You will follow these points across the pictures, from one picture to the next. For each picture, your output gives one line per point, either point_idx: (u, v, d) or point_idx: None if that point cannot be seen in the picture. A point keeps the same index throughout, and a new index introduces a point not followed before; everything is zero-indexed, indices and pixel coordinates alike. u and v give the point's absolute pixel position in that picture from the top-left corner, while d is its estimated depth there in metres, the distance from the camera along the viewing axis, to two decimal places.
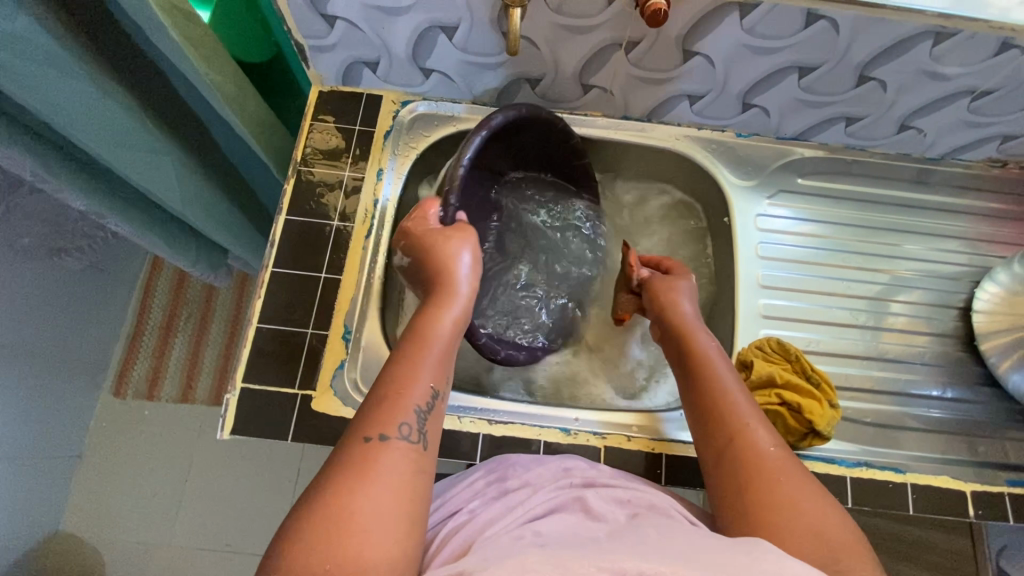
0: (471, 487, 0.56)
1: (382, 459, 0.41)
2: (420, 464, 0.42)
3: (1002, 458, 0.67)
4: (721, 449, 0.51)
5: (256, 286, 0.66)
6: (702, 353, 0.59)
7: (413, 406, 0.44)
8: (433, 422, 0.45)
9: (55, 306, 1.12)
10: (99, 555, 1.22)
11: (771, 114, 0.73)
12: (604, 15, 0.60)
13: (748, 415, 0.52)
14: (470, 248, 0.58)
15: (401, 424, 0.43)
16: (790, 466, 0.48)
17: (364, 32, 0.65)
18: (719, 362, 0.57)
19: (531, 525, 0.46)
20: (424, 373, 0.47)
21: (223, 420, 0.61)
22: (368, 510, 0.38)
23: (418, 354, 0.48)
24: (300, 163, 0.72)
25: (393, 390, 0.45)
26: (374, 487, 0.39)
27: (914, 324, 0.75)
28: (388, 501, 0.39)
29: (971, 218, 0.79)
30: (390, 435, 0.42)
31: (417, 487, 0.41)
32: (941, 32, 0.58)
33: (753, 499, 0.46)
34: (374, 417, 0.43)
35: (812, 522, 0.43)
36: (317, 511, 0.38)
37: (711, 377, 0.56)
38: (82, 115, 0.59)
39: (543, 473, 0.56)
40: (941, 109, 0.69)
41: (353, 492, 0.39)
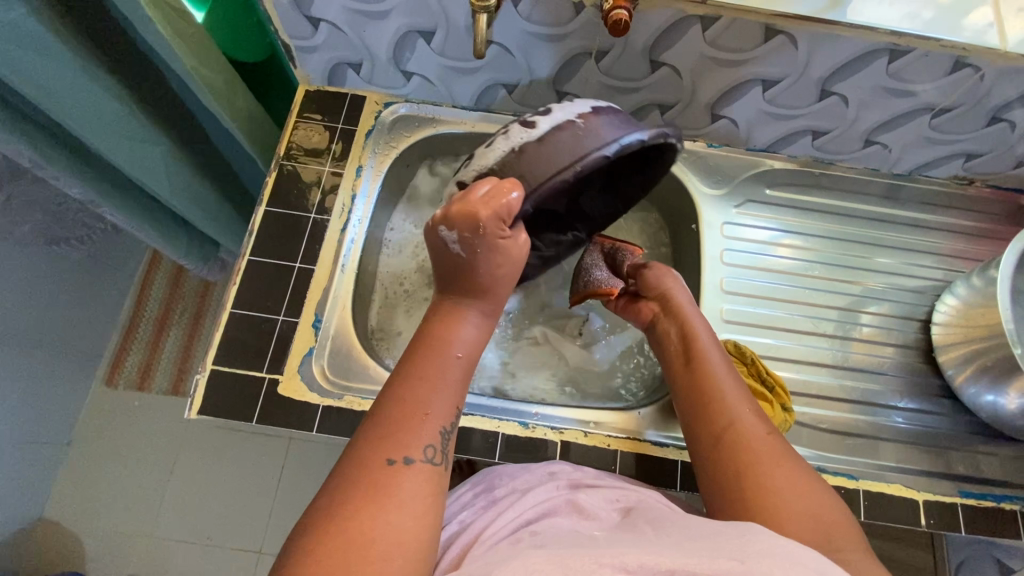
0: (461, 501, 0.58)
1: (406, 481, 0.42)
2: (438, 487, 0.44)
3: (960, 470, 0.68)
4: (718, 437, 0.52)
5: (233, 273, 0.69)
6: (700, 345, 0.60)
7: (437, 428, 0.45)
8: (452, 443, 0.47)
9: (51, 293, 1.15)
10: (78, 542, 1.23)
11: (740, 126, 0.76)
12: (573, 24, 0.62)
13: (745, 407, 0.54)
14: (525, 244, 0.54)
15: (425, 446, 0.44)
16: (784, 455, 0.50)
17: (347, 34, 0.68)
18: (715, 355, 0.59)
19: (526, 528, 0.48)
20: (446, 390, 0.47)
21: (191, 400, 0.63)
22: (390, 539, 0.39)
23: (441, 367, 0.48)
24: (283, 157, 0.75)
25: (419, 411, 0.45)
26: (396, 512, 0.40)
27: (880, 335, 0.76)
28: (412, 528, 0.40)
29: (940, 234, 0.80)
30: (414, 457, 0.43)
31: (434, 508, 0.43)
32: (895, 49, 0.60)
33: (752, 485, 0.47)
34: (400, 437, 0.44)
35: (807, 508, 0.45)
36: (337, 537, 0.38)
37: (710, 369, 0.58)
38: (74, 103, 0.62)
39: (529, 478, 0.58)
40: (903, 125, 0.71)
41: (376, 522, 0.39)
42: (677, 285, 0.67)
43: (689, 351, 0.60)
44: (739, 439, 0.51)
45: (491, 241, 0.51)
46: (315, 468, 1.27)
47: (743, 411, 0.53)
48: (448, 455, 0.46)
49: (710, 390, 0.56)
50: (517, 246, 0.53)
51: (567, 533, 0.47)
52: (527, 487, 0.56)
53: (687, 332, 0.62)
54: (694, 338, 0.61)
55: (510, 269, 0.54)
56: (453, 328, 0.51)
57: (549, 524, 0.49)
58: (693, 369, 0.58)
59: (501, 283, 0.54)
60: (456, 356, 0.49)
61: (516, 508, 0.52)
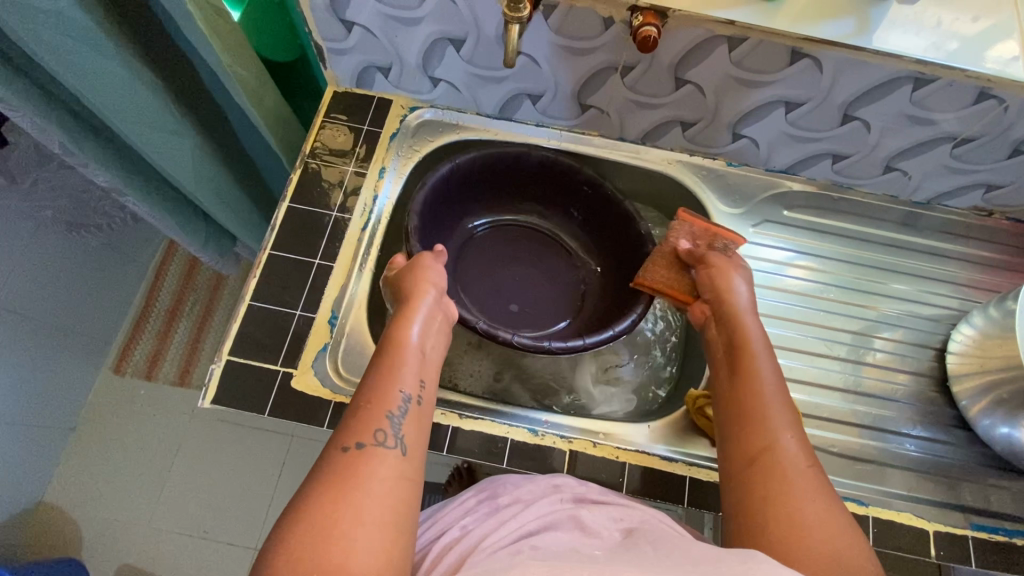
0: (462, 506, 0.57)
1: (356, 464, 0.43)
2: (394, 468, 0.43)
3: (971, 502, 0.67)
4: (749, 452, 0.51)
5: (253, 266, 0.70)
6: (750, 354, 0.58)
7: (385, 412, 0.46)
8: (409, 425, 0.47)
9: (67, 277, 1.16)
10: (76, 528, 1.23)
11: (760, 146, 0.76)
12: (601, 39, 0.64)
13: (788, 427, 0.52)
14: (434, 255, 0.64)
15: (376, 430, 0.45)
16: (816, 482, 0.48)
17: (379, 38, 0.70)
18: (765, 366, 0.57)
19: (527, 541, 0.48)
20: (393, 378, 0.49)
21: (205, 390, 0.64)
22: (341, 516, 0.39)
23: (391, 360, 0.51)
24: (308, 155, 0.76)
25: (366, 400, 0.47)
26: (350, 494, 0.41)
27: (893, 362, 0.75)
28: (360, 505, 0.40)
29: (958, 263, 0.80)
30: (366, 442, 0.44)
31: (393, 491, 0.42)
32: (920, 78, 0.61)
33: (772, 508, 0.47)
34: (352, 425, 0.45)
35: (826, 540, 0.44)
36: (293, 520, 0.39)
37: (760, 381, 0.55)
38: (110, 92, 0.64)
39: (533, 489, 0.57)
40: (924, 153, 0.71)
41: (329, 502, 0.40)
42: (735, 289, 0.65)
43: (740, 357, 0.58)
44: (773, 457, 0.50)
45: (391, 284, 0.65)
46: None
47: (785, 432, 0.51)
48: (403, 437, 0.45)
49: (755, 402, 0.54)
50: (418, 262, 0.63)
51: (571, 548, 0.47)
52: (530, 498, 0.55)
53: (740, 339, 0.60)
54: (744, 346, 0.59)
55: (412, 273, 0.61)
56: (402, 329, 0.54)
57: (550, 539, 0.48)
58: (738, 378, 0.57)
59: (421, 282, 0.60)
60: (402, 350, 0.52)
61: (519, 519, 0.52)
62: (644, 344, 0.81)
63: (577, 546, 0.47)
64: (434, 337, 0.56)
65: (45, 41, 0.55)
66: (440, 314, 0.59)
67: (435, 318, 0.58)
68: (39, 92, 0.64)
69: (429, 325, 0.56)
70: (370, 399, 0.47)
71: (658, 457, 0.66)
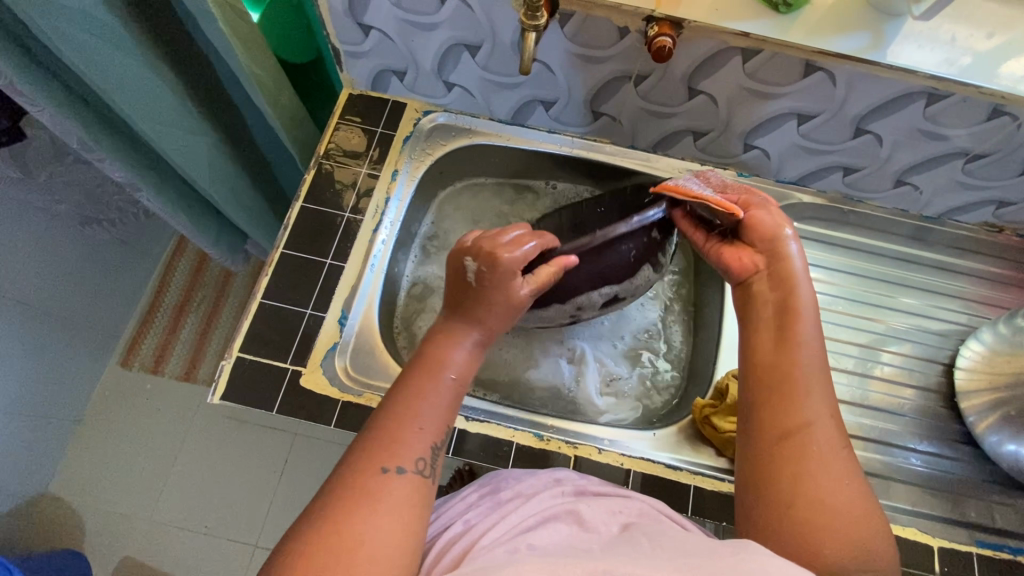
0: (465, 501, 0.57)
1: (394, 488, 0.42)
2: (427, 498, 0.44)
3: (976, 518, 0.67)
4: (792, 441, 0.46)
5: (265, 265, 0.71)
6: (796, 322, 0.51)
7: (429, 442, 0.45)
8: (442, 456, 0.47)
9: (79, 270, 1.18)
10: (78, 520, 1.23)
11: (771, 157, 0.76)
12: (616, 47, 0.64)
13: (827, 406, 0.47)
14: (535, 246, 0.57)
15: (417, 458, 0.44)
16: (849, 476, 0.45)
17: (395, 42, 0.71)
18: (812, 336, 0.50)
19: (524, 538, 0.47)
20: (439, 404, 0.48)
21: (215, 386, 0.65)
22: (377, 546, 0.39)
23: (436, 382, 0.49)
24: (322, 156, 0.77)
25: (409, 422, 0.46)
26: (382, 519, 0.40)
27: (900, 376, 0.75)
28: (395, 537, 0.40)
29: (967, 279, 0.80)
30: (405, 467, 0.43)
31: (419, 521, 0.42)
32: (933, 93, 0.61)
33: (806, 501, 0.43)
34: (393, 445, 0.44)
35: (853, 536, 0.42)
36: (322, 539, 0.39)
37: (805, 354, 0.49)
38: (132, 90, 0.65)
39: (534, 483, 0.58)
40: (936, 168, 0.71)
41: (364, 529, 0.39)
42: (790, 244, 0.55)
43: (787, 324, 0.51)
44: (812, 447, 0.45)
45: (471, 296, 0.54)
46: (318, 466, 1.27)
47: (823, 412, 0.47)
48: (437, 468, 0.46)
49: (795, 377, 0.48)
50: (509, 297, 0.55)
51: (566, 543, 0.47)
52: (532, 492, 0.55)
53: (788, 300, 0.52)
54: (793, 310, 0.51)
55: (498, 315, 0.54)
56: (449, 347, 0.51)
57: (547, 537, 0.48)
58: (783, 346, 0.50)
59: (492, 314, 0.54)
60: (443, 370, 0.49)
61: (520, 512, 0.52)
62: (646, 354, 0.82)
63: (573, 541, 0.47)
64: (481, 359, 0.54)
65: (69, 38, 0.56)
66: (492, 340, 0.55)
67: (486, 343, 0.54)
68: (61, 88, 0.65)
69: (481, 344, 0.53)
70: (417, 419, 0.46)
71: (662, 465, 0.66)
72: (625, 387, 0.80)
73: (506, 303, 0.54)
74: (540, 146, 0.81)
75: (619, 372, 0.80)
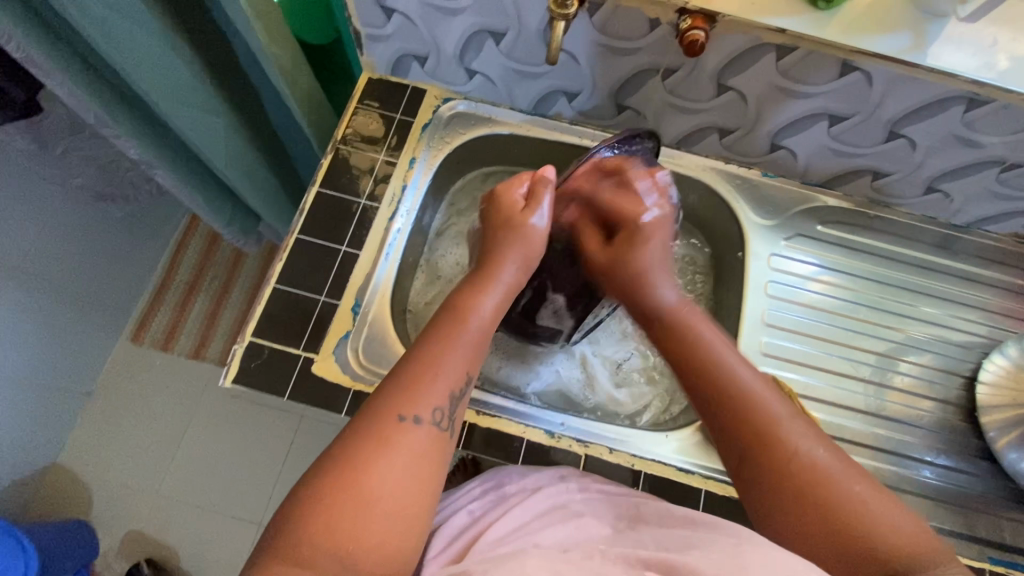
0: (469, 495, 0.57)
1: (412, 439, 0.43)
2: (443, 451, 0.45)
3: (991, 535, 0.66)
4: (763, 470, 0.45)
5: (280, 249, 0.70)
6: (707, 342, 0.53)
7: (447, 390, 0.47)
8: (460, 409, 0.48)
9: (91, 244, 1.18)
10: (87, 491, 1.25)
11: (799, 158, 0.74)
12: (646, 40, 0.62)
13: (773, 406, 0.47)
14: (516, 190, 0.61)
15: (434, 408, 0.45)
16: (833, 462, 0.45)
17: (418, 27, 0.69)
18: (728, 354, 0.52)
19: (533, 538, 0.47)
20: (459, 353, 0.49)
21: (228, 368, 0.65)
22: (391, 501, 0.40)
23: (458, 330, 0.50)
24: (339, 141, 0.76)
25: (430, 370, 0.47)
26: (395, 469, 0.41)
27: (918, 386, 0.74)
28: (411, 489, 0.41)
29: (993, 290, 0.78)
30: (422, 417, 0.44)
31: (431, 472, 0.43)
32: (973, 99, 0.59)
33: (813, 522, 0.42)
34: (412, 396, 0.45)
35: (871, 519, 0.41)
36: (337, 488, 0.39)
37: (733, 376, 0.50)
38: (151, 69, 0.64)
39: (538, 479, 0.57)
40: (969, 176, 0.69)
41: (378, 481, 0.40)
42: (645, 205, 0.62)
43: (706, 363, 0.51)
44: (788, 456, 0.45)
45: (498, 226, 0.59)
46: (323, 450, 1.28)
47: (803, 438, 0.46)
48: (454, 420, 0.46)
49: (761, 423, 0.47)
50: (524, 217, 0.59)
51: (573, 539, 0.47)
52: (537, 486, 0.56)
53: (683, 323, 0.55)
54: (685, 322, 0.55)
55: (511, 233, 0.58)
56: (475, 299, 0.53)
57: (551, 536, 0.47)
58: (712, 387, 0.50)
59: (506, 245, 0.57)
60: (468, 320, 0.51)
61: (524, 506, 0.52)
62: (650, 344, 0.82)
63: (577, 536, 0.47)
64: (508, 305, 0.56)
65: (92, 13, 0.55)
66: (517, 288, 0.57)
67: (515, 288, 0.57)
68: (78, 62, 0.64)
69: (505, 292, 0.55)
70: (438, 372, 0.47)
71: (673, 466, 0.65)
72: (633, 371, 0.80)
73: (520, 218, 0.58)
74: (561, 137, 0.79)
75: (619, 357, 0.81)
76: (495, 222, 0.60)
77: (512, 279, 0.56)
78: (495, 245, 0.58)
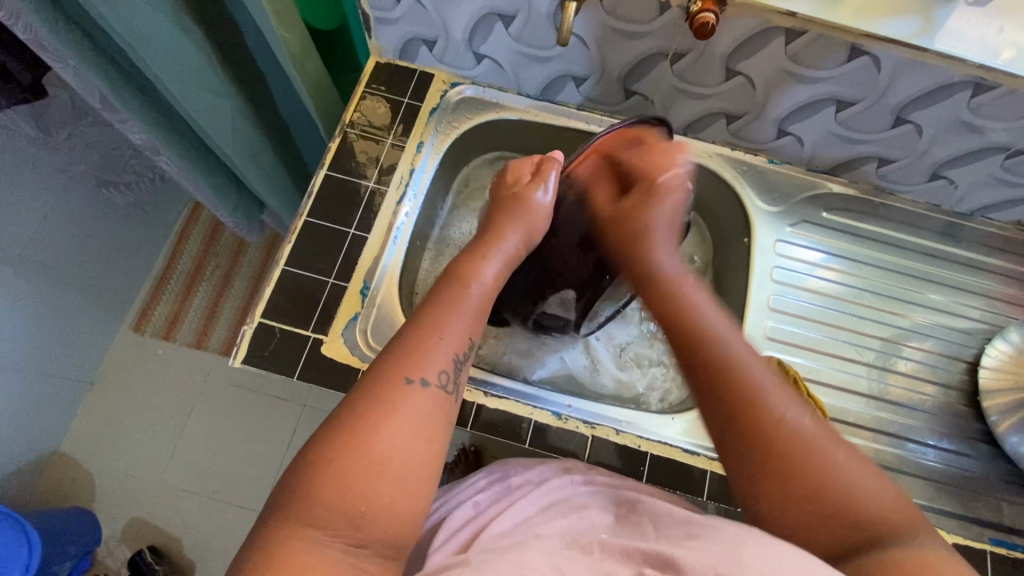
0: (475, 487, 0.58)
1: (419, 401, 0.43)
2: (448, 413, 0.45)
3: (992, 516, 0.67)
4: (747, 441, 0.45)
5: (288, 233, 0.70)
6: (693, 304, 0.53)
7: (451, 354, 0.47)
8: (463, 373, 0.48)
9: (93, 232, 1.18)
10: (89, 479, 1.25)
11: (805, 144, 0.75)
12: (656, 24, 0.63)
13: (755, 371, 0.47)
14: (526, 168, 0.63)
15: (440, 371, 0.46)
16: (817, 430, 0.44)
17: (427, 10, 0.69)
18: (723, 329, 0.50)
19: (539, 529, 0.47)
20: (463, 321, 0.50)
21: (237, 348, 0.65)
22: (399, 464, 0.40)
23: (462, 297, 0.51)
24: (347, 125, 0.76)
25: (435, 335, 0.47)
26: (402, 429, 0.42)
27: (921, 372, 0.74)
28: (419, 450, 0.42)
29: (995, 277, 0.79)
30: (429, 380, 0.45)
31: (437, 432, 0.44)
32: (980, 84, 0.59)
33: (793, 505, 0.42)
34: (419, 358, 0.45)
35: (849, 491, 0.41)
36: (346, 453, 0.39)
37: (723, 350, 0.48)
38: (161, 50, 0.64)
39: (542, 472, 0.58)
40: (973, 163, 0.70)
41: (387, 443, 0.40)
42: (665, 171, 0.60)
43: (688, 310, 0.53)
44: (772, 426, 0.44)
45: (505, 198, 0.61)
46: None
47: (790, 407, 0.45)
48: (458, 383, 0.47)
49: (744, 396, 0.46)
50: (532, 194, 0.60)
51: (578, 529, 0.47)
52: (541, 479, 0.56)
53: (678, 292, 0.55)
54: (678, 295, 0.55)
55: (515, 208, 0.60)
56: (477, 266, 0.54)
57: (557, 527, 0.48)
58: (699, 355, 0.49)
59: (509, 219, 0.59)
60: (470, 287, 0.52)
61: (529, 499, 0.53)
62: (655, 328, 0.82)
63: (583, 525, 0.48)
64: (509, 274, 0.57)
65: None
66: (517, 258, 0.58)
67: (514, 260, 0.58)
68: (87, 42, 0.64)
69: (506, 262, 0.56)
70: (444, 335, 0.47)
71: (679, 448, 0.66)
72: (637, 354, 0.81)
73: (527, 191, 0.60)
74: (569, 122, 0.79)
75: (624, 339, 0.82)
76: (500, 200, 0.62)
77: (514, 249, 0.58)
78: (497, 220, 0.59)
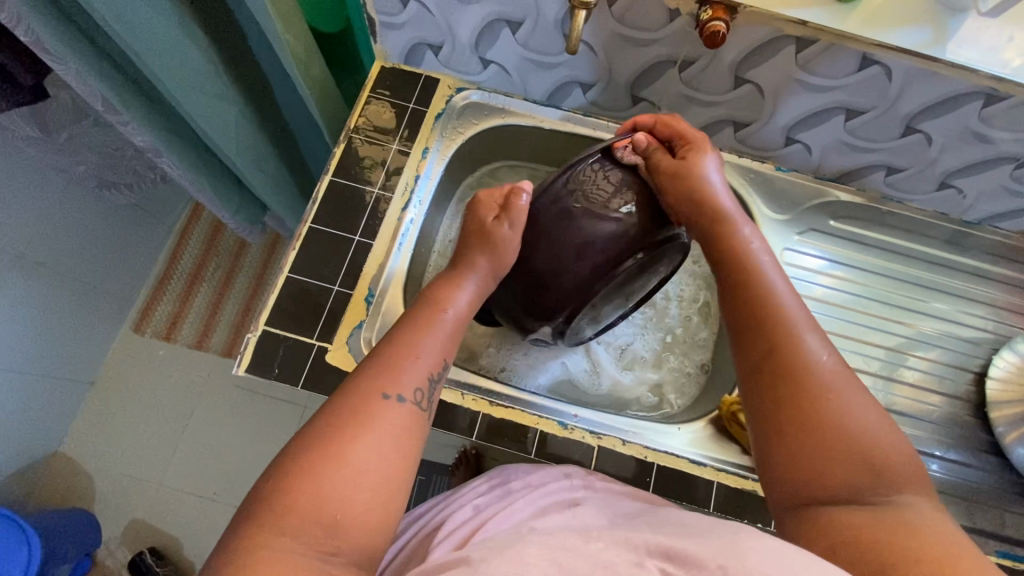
0: (475, 492, 0.58)
1: (393, 417, 0.43)
2: (421, 428, 0.45)
3: (996, 527, 0.67)
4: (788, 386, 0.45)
5: (292, 240, 0.70)
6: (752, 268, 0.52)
7: (424, 372, 0.48)
8: (435, 392, 0.49)
9: (94, 233, 1.17)
10: (89, 481, 1.25)
11: (813, 152, 0.74)
12: (664, 31, 0.62)
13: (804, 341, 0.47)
14: (492, 200, 0.61)
15: (414, 388, 0.46)
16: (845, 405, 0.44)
17: (433, 15, 0.68)
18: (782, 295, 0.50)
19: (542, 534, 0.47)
20: (436, 339, 0.51)
21: (241, 357, 0.64)
22: (373, 473, 0.40)
23: (433, 318, 0.52)
24: (352, 130, 0.75)
25: (410, 354, 0.48)
26: (377, 440, 0.41)
27: (928, 382, 0.74)
28: (393, 462, 0.41)
29: (1002, 287, 0.78)
30: (404, 396, 0.45)
31: (411, 446, 0.43)
32: (993, 95, 0.59)
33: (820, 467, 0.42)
34: (395, 374, 0.46)
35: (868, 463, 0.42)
36: (322, 460, 0.39)
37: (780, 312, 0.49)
38: (166, 57, 0.63)
39: (542, 475, 0.58)
40: (982, 173, 0.69)
41: (361, 453, 0.40)
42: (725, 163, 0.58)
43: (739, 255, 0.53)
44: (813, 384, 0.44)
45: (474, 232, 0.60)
46: None
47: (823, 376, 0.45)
48: (432, 401, 0.48)
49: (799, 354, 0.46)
50: (497, 230, 0.59)
51: None
52: (541, 483, 0.56)
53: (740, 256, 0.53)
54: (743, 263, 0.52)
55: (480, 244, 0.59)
56: (450, 294, 0.56)
57: (560, 525, 0.48)
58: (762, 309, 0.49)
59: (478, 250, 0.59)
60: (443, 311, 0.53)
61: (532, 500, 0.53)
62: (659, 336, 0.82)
63: None
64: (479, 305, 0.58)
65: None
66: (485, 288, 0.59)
67: (481, 293, 0.59)
68: (91, 46, 0.63)
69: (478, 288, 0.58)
70: (419, 354, 0.48)
71: (686, 459, 0.66)
72: (636, 359, 0.81)
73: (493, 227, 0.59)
74: (574, 128, 0.78)
75: (626, 345, 0.81)
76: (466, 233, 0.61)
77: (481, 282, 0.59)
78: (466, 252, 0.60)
